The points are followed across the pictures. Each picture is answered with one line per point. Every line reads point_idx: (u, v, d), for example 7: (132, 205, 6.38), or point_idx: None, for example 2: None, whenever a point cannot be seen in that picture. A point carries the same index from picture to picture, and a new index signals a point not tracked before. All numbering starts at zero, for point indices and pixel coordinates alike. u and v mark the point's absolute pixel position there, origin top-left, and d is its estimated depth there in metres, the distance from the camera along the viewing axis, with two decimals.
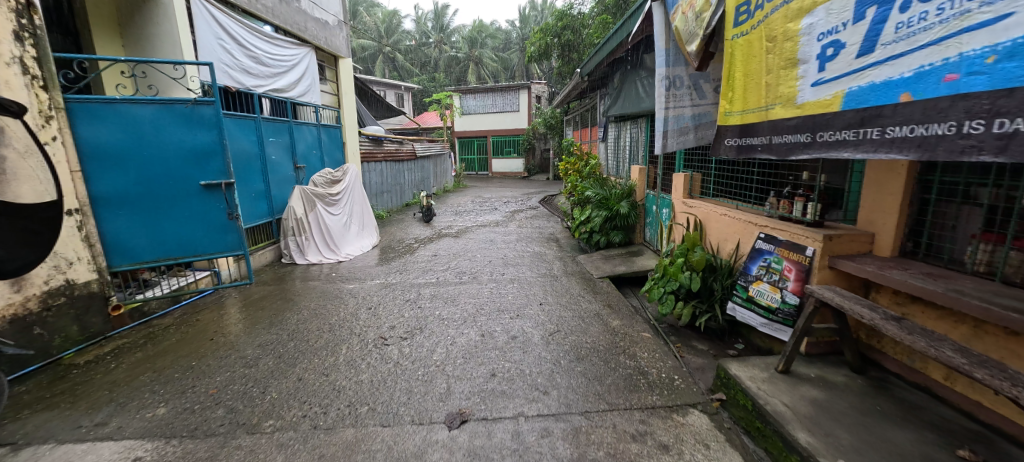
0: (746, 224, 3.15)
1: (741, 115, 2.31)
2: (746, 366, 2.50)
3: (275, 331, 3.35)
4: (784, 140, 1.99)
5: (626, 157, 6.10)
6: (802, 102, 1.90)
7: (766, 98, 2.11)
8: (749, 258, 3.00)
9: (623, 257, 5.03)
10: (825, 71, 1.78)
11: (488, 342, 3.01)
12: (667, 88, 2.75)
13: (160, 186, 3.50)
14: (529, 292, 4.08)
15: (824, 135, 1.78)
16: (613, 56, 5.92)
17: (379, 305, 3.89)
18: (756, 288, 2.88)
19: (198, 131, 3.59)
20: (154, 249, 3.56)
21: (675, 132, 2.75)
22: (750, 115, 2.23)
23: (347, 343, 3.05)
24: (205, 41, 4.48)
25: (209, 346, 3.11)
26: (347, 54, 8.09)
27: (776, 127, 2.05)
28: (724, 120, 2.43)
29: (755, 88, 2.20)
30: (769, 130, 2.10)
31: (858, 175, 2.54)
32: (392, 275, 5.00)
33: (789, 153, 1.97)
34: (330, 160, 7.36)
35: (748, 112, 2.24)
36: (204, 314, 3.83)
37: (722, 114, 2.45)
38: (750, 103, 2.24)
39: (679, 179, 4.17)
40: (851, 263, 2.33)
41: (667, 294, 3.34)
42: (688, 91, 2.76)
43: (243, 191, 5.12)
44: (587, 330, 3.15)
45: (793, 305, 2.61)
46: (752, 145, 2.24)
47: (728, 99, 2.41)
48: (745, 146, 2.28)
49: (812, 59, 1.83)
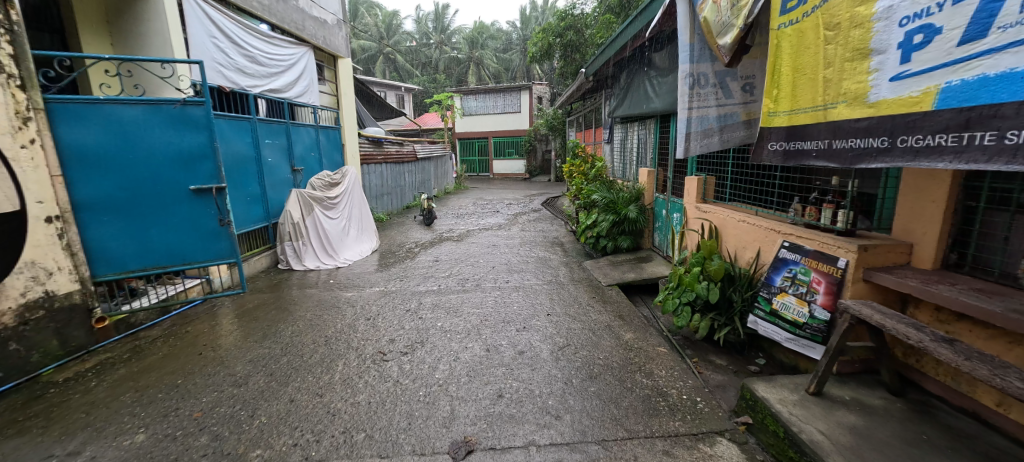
0: (768, 231, 2.97)
1: (791, 115, 2.08)
2: (773, 387, 2.31)
3: (267, 345, 3.16)
4: (850, 145, 1.75)
5: (633, 160, 5.91)
6: (876, 100, 1.62)
7: (825, 96, 1.87)
8: (772, 268, 2.81)
9: (631, 264, 4.84)
10: (911, 62, 1.49)
11: (494, 358, 2.82)
12: (691, 87, 2.54)
13: (148, 191, 3.33)
14: (535, 302, 3.89)
15: (908, 139, 1.50)
16: (620, 55, 5.73)
17: (378, 315, 3.70)
18: (780, 300, 2.69)
19: (188, 133, 3.42)
20: (142, 257, 3.39)
21: (699, 134, 2.54)
22: (803, 115, 1.99)
23: (344, 359, 2.86)
24: (197, 39, 4.30)
25: (197, 362, 2.92)
26: (347, 54, 7.92)
27: (839, 130, 1.81)
28: (769, 121, 2.21)
29: (810, 85, 1.96)
30: (829, 133, 1.86)
31: (894, 181, 2.35)
32: (392, 282, 4.81)
33: (859, 160, 1.71)
34: (328, 162, 7.19)
35: (800, 111, 2.01)
36: (194, 325, 3.65)
37: (767, 115, 2.23)
38: (802, 101, 2.01)
39: (692, 182, 3.98)
40: (890, 277, 2.14)
41: (683, 306, 3.14)
42: (714, 89, 2.54)
43: (238, 195, 4.95)
44: (599, 344, 2.97)
45: (823, 320, 2.42)
46: (805, 149, 2.00)
47: (775, 98, 2.18)
48: (797, 151, 2.06)
49: (892, 49, 1.55)
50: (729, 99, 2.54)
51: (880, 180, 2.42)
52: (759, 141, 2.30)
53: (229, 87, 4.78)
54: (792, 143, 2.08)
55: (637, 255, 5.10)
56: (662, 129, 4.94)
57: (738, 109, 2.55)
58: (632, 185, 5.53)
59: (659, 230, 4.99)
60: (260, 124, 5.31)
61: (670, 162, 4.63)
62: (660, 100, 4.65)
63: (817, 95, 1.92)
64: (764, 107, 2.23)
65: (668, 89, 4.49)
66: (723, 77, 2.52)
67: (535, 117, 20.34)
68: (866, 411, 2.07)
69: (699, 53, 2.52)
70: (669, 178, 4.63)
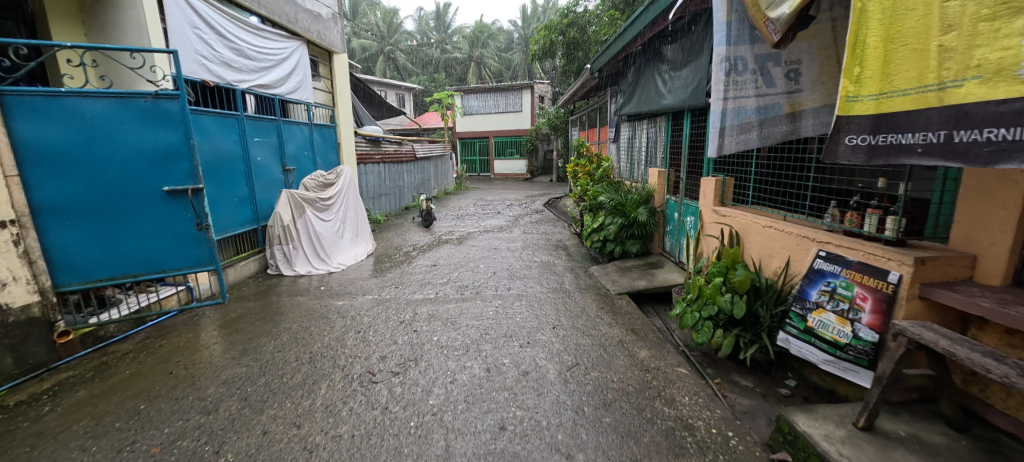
0: (799, 239, 2.68)
1: (880, 100, 1.60)
2: (815, 419, 2.01)
3: (245, 363, 2.86)
4: (988, 138, 1.27)
5: (642, 159, 5.60)
6: None
7: (944, 73, 1.39)
8: (806, 281, 2.52)
9: (641, 271, 4.54)
10: None
11: (495, 380, 2.53)
12: (727, 75, 2.28)
13: (116, 193, 3.03)
14: (539, 313, 3.60)
15: None
16: (629, 48, 5.42)
17: (369, 327, 3.41)
18: (817, 318, 2.40)
19: (161, 130, 3.14)
20: (110, 265, 3.09)
21: (735, 129, 2.30)
22: (902, 99, 1.51)
23: (328, 380, 2.57)
24: (177, 29, 4.01)
25: (166, 383, 2.63)
26: (342, 49, 7.63)
27: (965, 117, 1.33)
28: (847, 108, 1.70)
29: (916, 59, 1.48)
30: (949, 121, 1.37)
31: (952, 183, 2.06)
32: (387, 290, 4.52)
33: (1003, 160, 1.23)
34: (322, 161, 6.91)
35: (899, 94, 1.52)
36: (170, 338, 3.36)
37: (844, 101, 1.71)
38: (902, 82, 1.52)
39: (708, 184, 3.69)
40: (954, 296, 1.84)
41: (703, 321, 2.84)
42: (753, 76, 2.27)
43: (224, 196, 4.67)
44: (611, 364, 2.68)
45: (869, 342, 2.13)
46: (903, 145, 1.52)
47: (855, 78, 1.67)
48: (892, 146, 1.56)
49: None
50: (770, 87, 2.26)
51: (933, 182, 2.13)
52: (832, 134, 1.77)
53: (214, 81, 4.48)
54: (883, 136, 1.60)
55: (647, 261, 4.80)
56: (674, 127, 4.64)
57: (782, 99, 2.26)
58: (641, 186, 5.22)
59: (671, 234, 4.69)
60: (248, 122, 5.05)
61: (683, 162, 4.33)
62: (673, 96, 4.36)
63: (928, 71, 1.44)
64: (842, 91, 1.70)
65: (682, 84, 4.19)
66: (764, 61, 2.24)
67: (536, 117, 20.06)
68: (930, 452, 1.77)
69: (737, 33, 2.24)
70: (683, 179, 4.34)
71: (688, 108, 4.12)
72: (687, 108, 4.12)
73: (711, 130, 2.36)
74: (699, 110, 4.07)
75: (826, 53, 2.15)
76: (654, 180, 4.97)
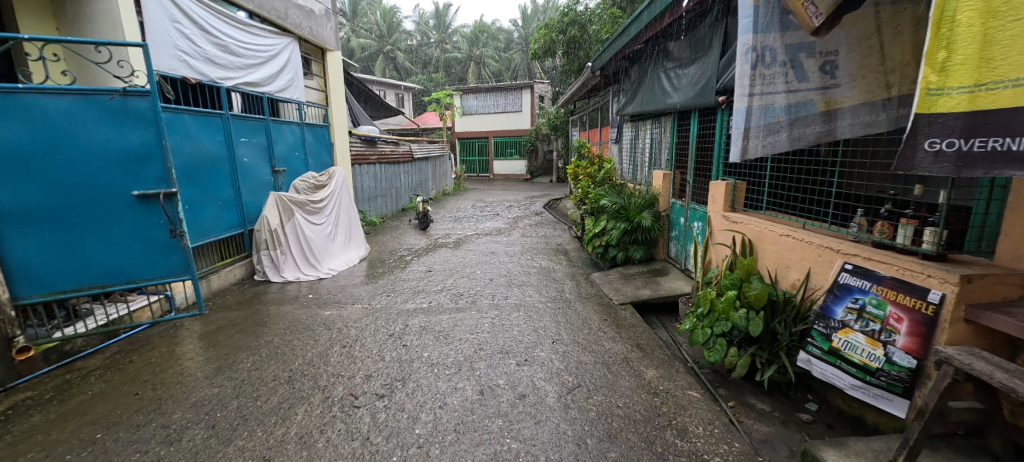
0: (820, 250, 2.46)
1: (975, 93, 1.30)
2: (848, 456, 1.79)
3: (217, 383, 2.63)
4: None
5: (645, 161, 5.37)
6: None
7: None
8: (829, 297, 2.30)
9: (646, 279, 4.32)
10: None
11: (489, 404, 2.30)
12: (753, 68, 2.12)
13: (81, 197, 2.80)
14: (538, 325, 3.38)
15: None
16: (632, 46, 5.19)
17: (356, 341, 3.18)
18: (843, 338, 2.17)
19: (130, 130, 2.92)
20: (74, 275, 2.85)
21: (761, 131, 2.16)
22: (1011, 92, 1.22)
23: (306, 405, 2.34)
24: (154, 22, 3.78)
25: (129, 406, 2.41)
26: (336, 47, 7.41)
27: None
28: (929, 104, 1.39)
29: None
30: None
31: (999, 191, 1.84)
32: (377, 298, 4.30)
33: None
34: (314, 161, 6.69)
35: (1009, 86, 1.23)
36: (142, 352, 3.13)
37: (923, 95, 1.40)
38: (1008, 71, 1.23)
39: (717, 188, 3.47)
40: (1005, 320, 1.63)
41: (716, 338, 2.62)
42: (783, 70, 2.09)
43: (207, 199, 4.44)
44: (616, 386, 2.45)
45: (906, 368, 1.91)
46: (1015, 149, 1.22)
47: (940, 66, 1.37)
48: (996, 153, 1.26)
49: None
50: (802, 82, 2.08)
51: (978, 189, 1.88)
52: (907, 138, 1.46)
53: (195, 78, 4.26)
54: (981, 141, 1.29)
55: (652, 268, 4.58)
56: (680, 128, 4.41)
57: (815, 96, 2.05)
58: (644, 188, 4.99)
59: (677, 239, 4.47)
60: (234, 121, 4.83)
61: (690, 164, 4.11)
62: (679, 95, 4.13)
63: None
64: (922, 83, 1.40)
65: (688, 82, 3.96)
66: (796, 51, 2.05)
67: (536, 117, 19.85)
68: None
69: (766, 21, 2.06)
70: (690, 182, 4.11)
71: (696, 108, 3.89)
72: (695, 108, 3.89)
73: (734, 131, 2.24)
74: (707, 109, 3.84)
75: (866, 43, 1.92)
76: (658, 182, 4.75)
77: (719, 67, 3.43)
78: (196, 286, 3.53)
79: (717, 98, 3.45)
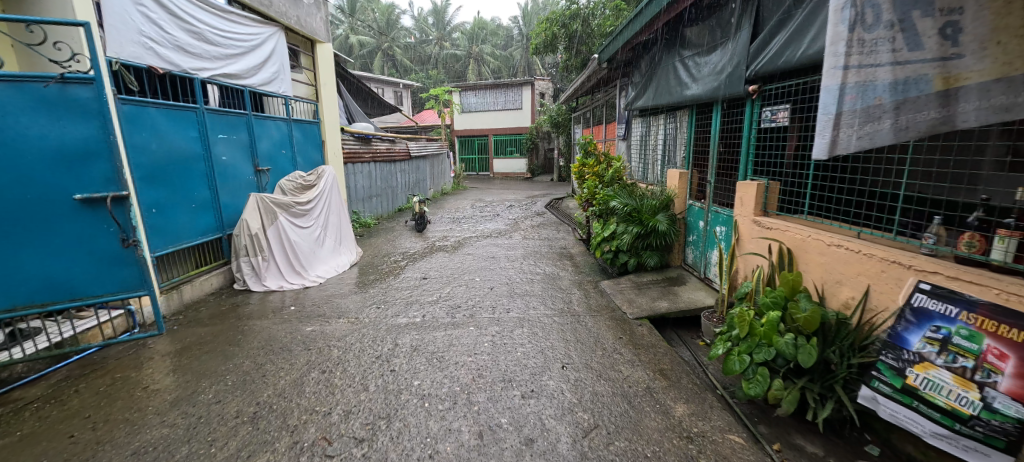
0: (883, 265, 2.06)
1: None
2: None
3: (170, 421, 2.24)
4: None
5: (657, 159, 4.96)
6: None
7: None
8: (900, 323, 1.91)
9: (662, 289, 3.92)
10: None
11: (490, 452, 1.91)
12: (851, 30, 1.80)
13: (12, 201, 2.40)
14: (545, 345, 2.98)
15: None
16: (642, 35, 4.79)
17: (337, 366, 2.78)
18: (921, 375, 1.77)
19: (70, 124, 2.51)
20: (8, 293, 2.45)
21: (859, 115, 1.84)
22: None
23: (269, 452, 1.95)
24: (112, 4, 3.37)
25: (59, 453, 2.01)
26: (326, 38, 6.98)
27: None
28: None
29: None
30: None
31: None
32: (366, 310, 3.90)
33: None
34: (303, 160, 6.29)
35: None
36: (94, 378, 2.74)
37: None
38: None
39: (747, 190, 3.07)
40: None
41: (756, 367, 2.23)
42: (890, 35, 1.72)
43: (178, 201, 4.03)
44: (641, 427, 2.06)
45: (1013, 419, 1.50)
46: None
47: None
48: None
49: None
50: (915, 50, 1.67)
51: None
52: None
53: (163, 68, 3.85)
54: None
55: (668, 277, 4.18)
56: (699, 123, 4.01)
57: (931, 70, 1.64)
58: (657, 188, 4.58)
59: (696, 246, 4.07)
60: (210, 116, 4.43)
61: (712, 162, 3.70)
62: (700, 86, 3.72)
63: None
64: None
65: (711, 70, 3.56)
66: (909, 8, 1.65)
67: (537, 114, 19.42)
68: None
69: None
70: (711, 182, 3.70)
71: (720, 100, 3.48)
72: (718, 100, 3.49)
73: (823, 117, 1.97)
74: (734, 101, 3.43)
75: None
76: (672, 182, 4.34)
77: (750, 52, 3.02)
78: (156, 301, 3.10)
79: (748, 87, 3.05)
